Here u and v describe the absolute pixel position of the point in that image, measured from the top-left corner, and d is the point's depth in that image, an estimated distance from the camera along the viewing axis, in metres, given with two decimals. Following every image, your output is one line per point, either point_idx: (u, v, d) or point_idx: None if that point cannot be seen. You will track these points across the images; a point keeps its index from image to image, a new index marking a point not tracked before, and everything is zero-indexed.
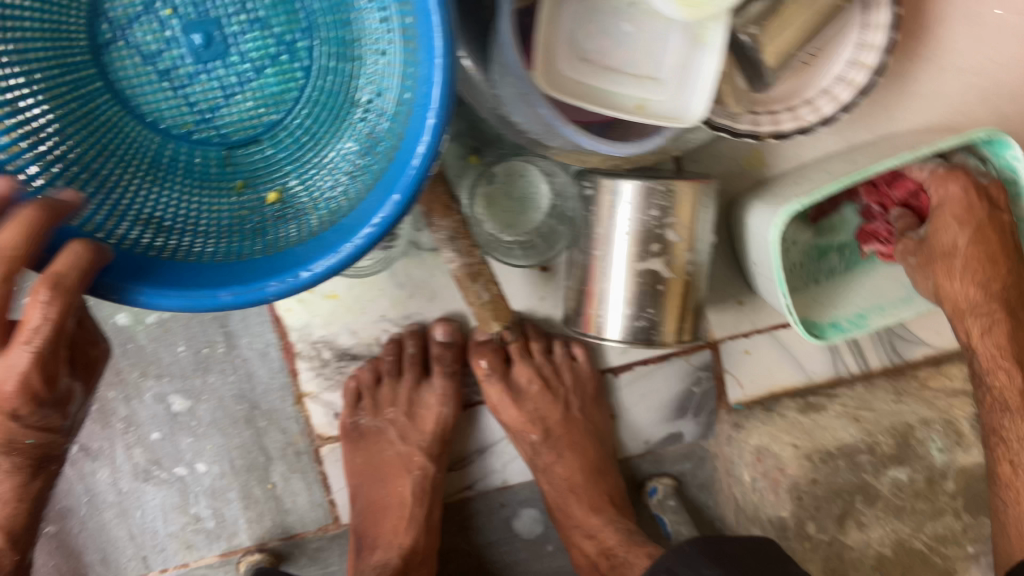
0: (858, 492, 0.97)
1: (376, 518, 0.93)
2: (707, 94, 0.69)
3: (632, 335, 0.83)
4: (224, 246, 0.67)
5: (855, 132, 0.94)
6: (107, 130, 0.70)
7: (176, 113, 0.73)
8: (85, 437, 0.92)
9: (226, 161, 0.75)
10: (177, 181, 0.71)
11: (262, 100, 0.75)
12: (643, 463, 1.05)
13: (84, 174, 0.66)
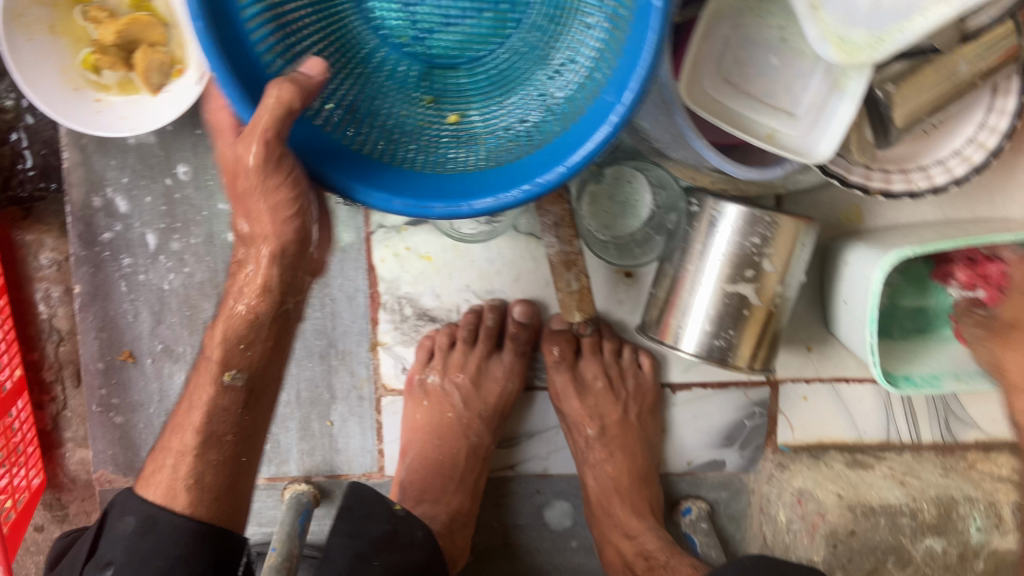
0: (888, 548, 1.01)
1: (423, 473, 0.96)
2: (838, 136, 0.71)
3: (706, 351, 0.86)
4: (399, 153, 0.67)
5: (954, 204, 0.96)
6: (334, 18, 0.69)
7: (397, 22, 0.72)
8: (171, 339, 0.98)
9: (422, 75, 0.73)
10: (374, 80, 0.71)
11: (474, 33, 0.72)
12: (682, 483, 1.06)
13: (302, 56, 0.66)
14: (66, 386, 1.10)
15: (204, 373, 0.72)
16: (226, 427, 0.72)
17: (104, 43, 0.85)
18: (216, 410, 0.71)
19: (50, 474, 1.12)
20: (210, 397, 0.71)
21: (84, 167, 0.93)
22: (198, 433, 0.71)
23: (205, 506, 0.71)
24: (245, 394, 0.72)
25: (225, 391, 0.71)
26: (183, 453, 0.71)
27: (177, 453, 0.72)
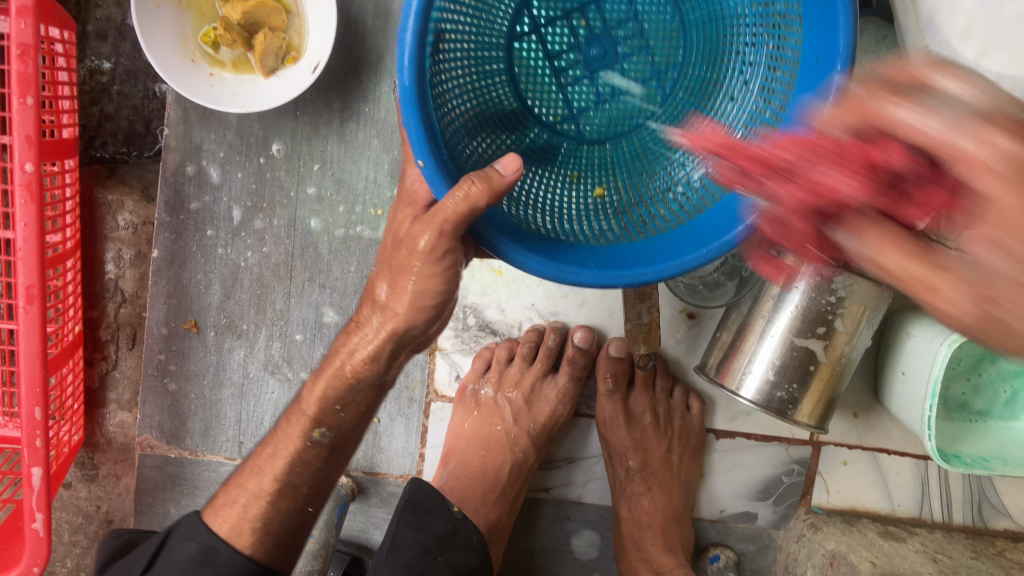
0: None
1: (464, 481, 0.95)
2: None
3: (765, 400, 0.88)
4: (559, 225, 0.67)
5: None
6: (492, 92, 0.72)
7: (553, 103, 0.76)
8: (237, 315, 1.00)
9: (571, 150, 0.75)
10: (527, 154, 0.73)
11: (621, 113, 0.76)
12: (710, 530, 1.07)
13: (466, 119, 0.67)
14: (119, 347, 1.12)
15: (295, 420, 0.75)
16: (303, 479, 0.75)
17: (229, 21, 0.88)
18: (298, 461, 0.74)
19: (87, 433, 1.12)
20: (296, 449, 0.74)
21: (183, 136, 0.95)
22: (277, 481, 0.74)
23: (263, 548, 0.74)
24: (328, 451, 0.75)
25: (311, 446, 0.74)
26: (257, 496, 0.74)
27: (250, 493, 0.75)
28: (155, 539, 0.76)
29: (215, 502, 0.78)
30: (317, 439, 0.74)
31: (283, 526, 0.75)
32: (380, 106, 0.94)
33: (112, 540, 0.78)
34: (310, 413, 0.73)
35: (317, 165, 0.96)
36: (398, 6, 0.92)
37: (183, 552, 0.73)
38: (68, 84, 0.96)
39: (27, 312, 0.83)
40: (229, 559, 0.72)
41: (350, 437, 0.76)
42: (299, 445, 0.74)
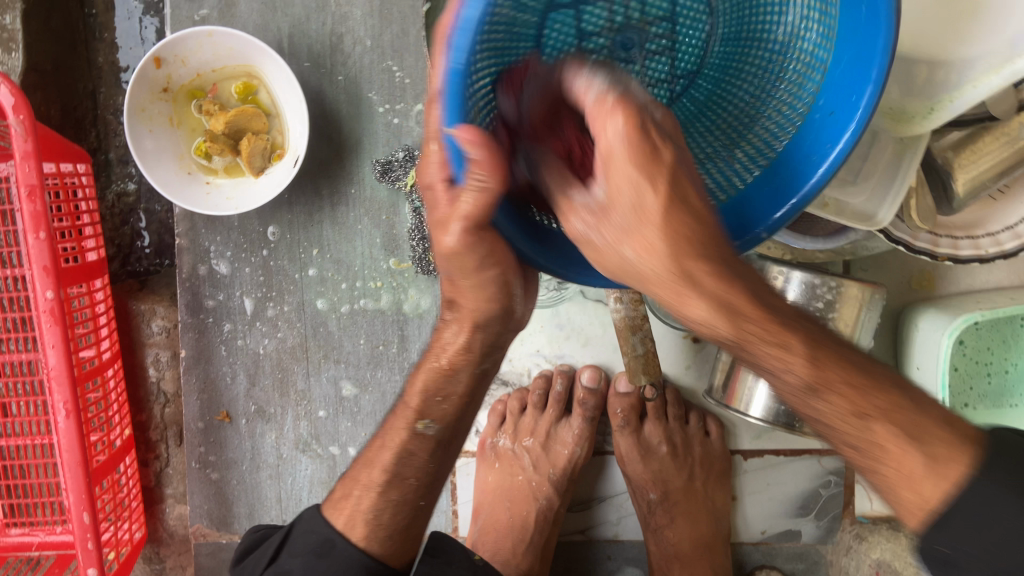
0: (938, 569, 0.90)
1: (494, 535, 0.98)
2: (897, 199, 0.72)
3: (772, 417, 0.87)
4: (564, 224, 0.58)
5: None
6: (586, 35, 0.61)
7: None
8: (264, 401, 1.06)
9: None
10: None
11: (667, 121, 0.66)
12: (755, 553, 1.05)
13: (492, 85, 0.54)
14: (169, 445, 1.19)
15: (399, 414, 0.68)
16: (411, 471, 0.68)
17: (215, 132, 0.96)
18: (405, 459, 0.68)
19: (151, 528, 1.19)
20: (403, 443, 0.67)
21: (191, 244, 1.02)
22: (385, 472, 0.69)
23: (379, 543, 0.69)
24: (434, 445, 0.68)
25: (417, 439, 0.67)
26: (368, 488, 0.69)
27: (363, 485, 0.70)
28: (280, 534, 0.74)
29: (332, 493, 0.74)
30: (422, 432, 0.67)
31: (398, 518, 0.69)
32: (365, 186, 1.00)
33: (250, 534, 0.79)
34: (414, 405, 0.67)
35: (316, 250, 1.01)
36: (368, 91, 0.98)
37: (305, 542, 0.71)
38: (88, 210, 1.05)
39: (65, 426, 0.91)
40: (346, 553, 0.68)
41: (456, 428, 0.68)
42: (407, 437, 0.67)
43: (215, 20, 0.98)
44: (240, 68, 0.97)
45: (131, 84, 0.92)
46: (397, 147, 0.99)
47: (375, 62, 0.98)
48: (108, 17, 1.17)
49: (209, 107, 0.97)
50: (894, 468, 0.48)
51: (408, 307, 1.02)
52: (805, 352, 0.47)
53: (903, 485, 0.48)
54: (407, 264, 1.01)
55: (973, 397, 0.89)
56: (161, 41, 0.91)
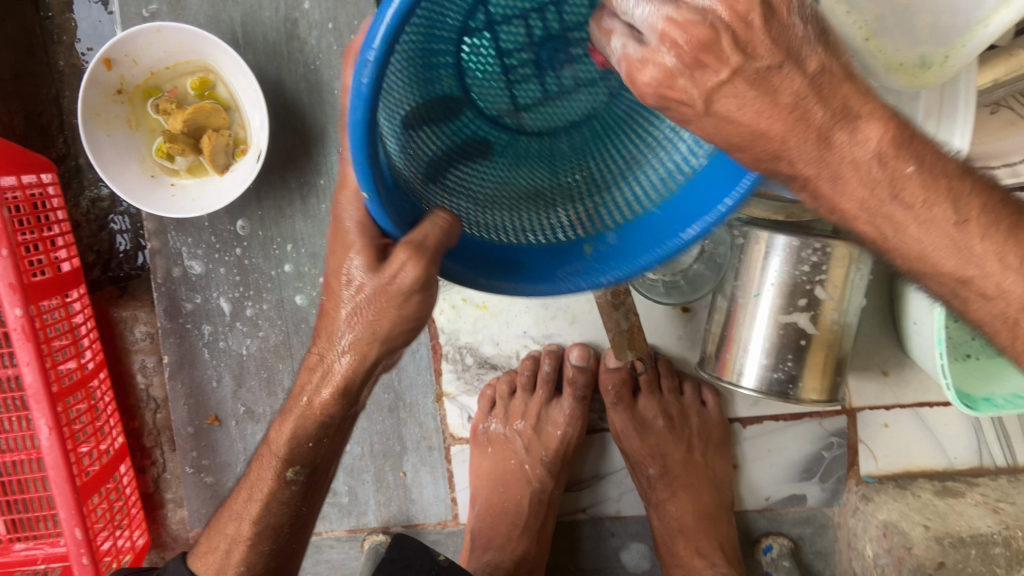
0: (964, 538, 0.88)
1: (490, 521, 0.96)
2: (969, 124, 0.69)
3: (764, 386, 0.85)
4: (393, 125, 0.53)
5: None
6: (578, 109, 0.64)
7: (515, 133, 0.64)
8: (252, 401, 1.04)
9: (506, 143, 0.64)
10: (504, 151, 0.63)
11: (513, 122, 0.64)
12: (761, 520, 1.03)
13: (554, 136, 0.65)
14: (164, 450, 1.17)
15: (266, 462, 0.67)
16: (281, 518, 0.69)
17: (174, 132, 0.92)
18: (275, 502, 0.68)
19: (153, 534, 1.18)
20: (271, 491, 0.67)
21: (163, 247, 1.00)
22: (254, 525, 0.69)
23: None
24: (304, 490, 0.67)
25: (286, 486, 0.66)
26: (236, 541, 0.70)
27: (229, 538, 0.72)
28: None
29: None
30: (291, 479, 0.66)
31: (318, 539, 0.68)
32: (335, 176, 0.97)
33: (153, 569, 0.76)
34: (280, 454, 0.64)
35: (290, 245, 0.99)
36: (329, 78, 0.95)
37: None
38: (57, 222, 1.02)
39: (49, 445, 0.90)
40: None
41: (326, 473, 0.69)
42: (275, 486, 0.67)
43: (165, 15, 0.94)
44: (195, 63, 0.93)
45: (82, 90, 0.88)
46: None
47: (335, 49, 0.94)
48: (66, 18, 1.11)
49: (166, 106, 0.93)
50: (890, 223, 0.51)
51: None
52: (915, 157, 0.48)
53: (926, 270, 0.53)
54: None
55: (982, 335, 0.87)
56: (108, 42, 0.88)
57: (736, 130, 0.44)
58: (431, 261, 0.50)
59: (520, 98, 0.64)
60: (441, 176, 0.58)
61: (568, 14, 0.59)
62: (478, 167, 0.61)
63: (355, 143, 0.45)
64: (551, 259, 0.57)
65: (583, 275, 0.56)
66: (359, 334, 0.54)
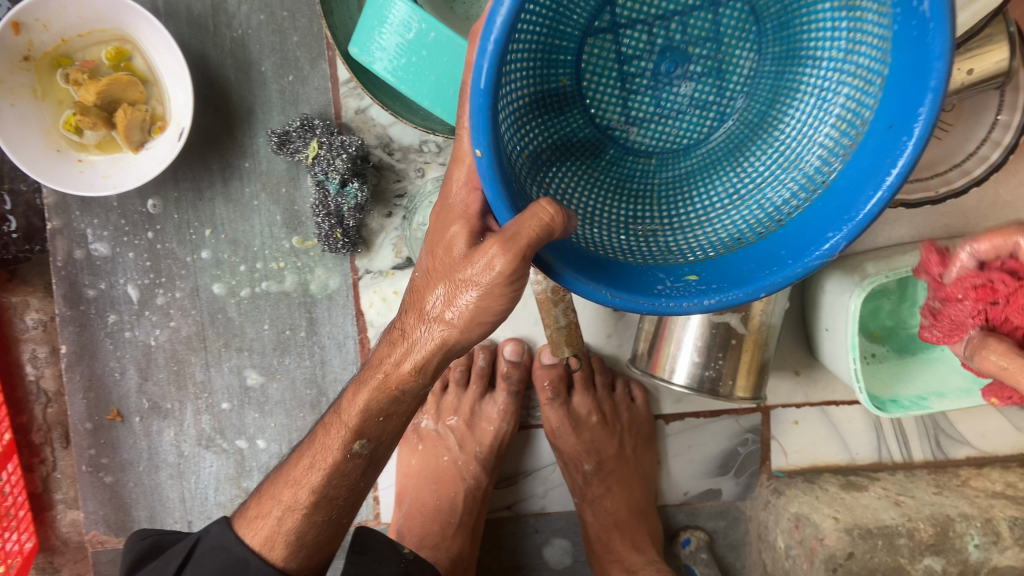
0: (873, 530, 0.93)
1: (420, 520, 0.93)
2: None
3: (694, 382, 0.87)
4: (522, 122, 0.58)
5: (933, 215, 0.98)
6: (719, 147, 0.65)
7: (647, 150, 0.66)
8: (159, 396, 0.98)
9: (632, 164, 0.65)
10: (630, 173, 0.65)
11: (652, 139, 0.66)
12: (679, 514, 1.06)
13: (686, 156, 0.66)
14: (54, 448, 1.08)
15: (332, 431, 0.65)
16: (340, 491, 0.66)
17: (86, 104, 0.86)
18: (337, 474, 0.65)
19: (41, 538, 1.09)
20: (335, 462, 0.64)
21: (65, 227, 0.92)
22: (313, 493, 0.66)
23: (296, 561, 0.68)
24: (367, 464, 0.65)
25: (349, 460, 0.64)
26: (292, 509, 0.66)
27: (285, 504, 0.67)
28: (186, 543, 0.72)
29: (245, 508, 0.71)
30: (357, 453, 0.64)
31: (308, 535, 0.67)
32: (261, 159, 0.92)
33: (140, 542, 0.76)
34: (351, 424, 0.63)
35: (209, 230, 0.93)
36: (258, 55, 0.90)
37: (212, 562, 0.68)
38: None
39: None
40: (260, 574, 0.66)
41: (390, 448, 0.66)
42: (338, 459, 0.64)
43: None
44: (110, 32, 0.87)
45: None
46: (294, 116, 0.91)
47: (265, 24, 0.89)
48: None
49: (76, 75, 0.86)
50: None
51: (315, 287, 0.95)
52: None
53: None
54: (312, 242, 0.94)
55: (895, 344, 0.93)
56: (18, 3, 0.80)
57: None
58: (522, 255, 0.49)
59: (632, 110, 0.65)
60: (541, 173, 0.60)
61: (688, 35, 0.63)
62: (578, 175, 0.63)
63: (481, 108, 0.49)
64: (639, 277, 0.57)
65: (682, 295, 0.56)
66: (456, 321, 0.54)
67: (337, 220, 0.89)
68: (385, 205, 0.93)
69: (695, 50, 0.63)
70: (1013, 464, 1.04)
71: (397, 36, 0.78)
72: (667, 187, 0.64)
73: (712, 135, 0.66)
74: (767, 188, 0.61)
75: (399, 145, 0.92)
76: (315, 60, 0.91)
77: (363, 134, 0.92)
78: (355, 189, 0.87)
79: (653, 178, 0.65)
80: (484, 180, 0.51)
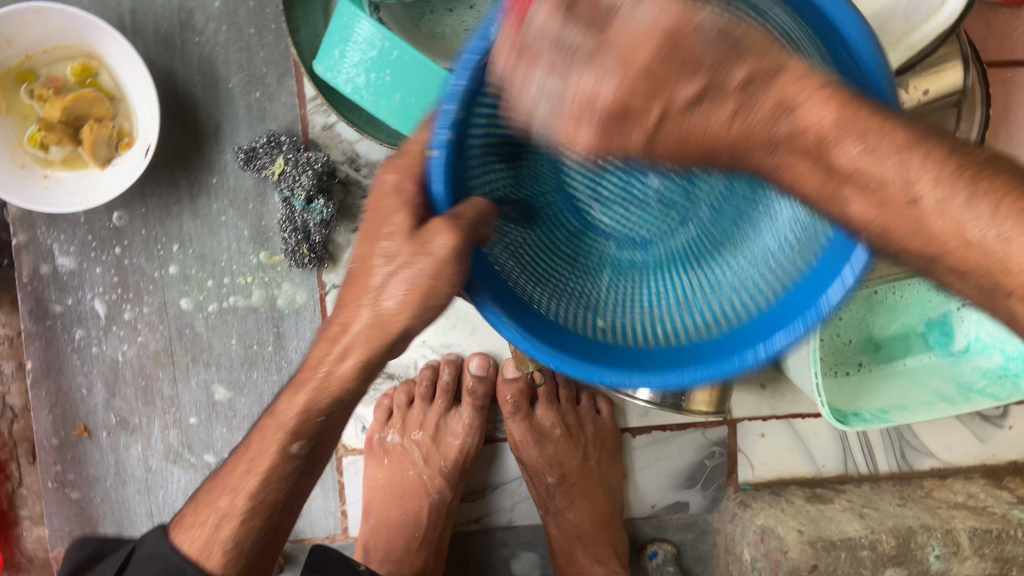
0: (840, 543, 0.93)
1: (386, 533, 0.94)
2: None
3: (656, 396, 0.88)
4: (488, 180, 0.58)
5: None
6: (672, 294, 0.62)
7: (619, 253, 0.67)
8: (126, 411, 0.98)
9: (578, 253, 0.66)
10: (580, 264, 0.65)
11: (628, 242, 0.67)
12: (647, 527, 1.06)
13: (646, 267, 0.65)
14: (20, 464, 1.07)
15: (268, 433, 0.64)
16: (280, 494, 0.66)
17: (50, 120, 0.86)
18: (274, 477, 0.64)
19: (5, 555, 1.08)
20: (271, 465, 0.64)
21: (32, 243, 0.93)
22: (250, 499, 0.65)
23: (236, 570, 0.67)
24: (306, 463, 0.65)
25: (287, 461, 0.63)
26: (228, 515, 0.66)
27: (221, 512, 0.67)
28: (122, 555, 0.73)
29: (180, 516, 0.71)
30: (295, 454, 0.63)
31: (259, 543, 0.67)
32: (228, 175, 0.93)
33: (78, 552, 0.77)
34: (285, 425, 0.62)
35: (177, 246, 0.94)
36: (225, 72, 0.91)
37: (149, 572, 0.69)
38: None
39: None
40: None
41: (331, 444, 0.66)
42: (275, 461, 0.63)
43: None
44: (76, 48, 0.87)
45: None
46: (260, 132, 0.92)
47: (232, 41, 0.90)
48: None
49: (41, 91, 0.86)
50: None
51: (282, 302, 0.95)
52: None
53: None
54: (279, 257, 0.94)
55: (868, 357, 0.99)
56: None
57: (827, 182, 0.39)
58: None
59: (600, 191, 0.66)
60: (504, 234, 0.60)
61: (659, 258, 0.65)
62: (511, 246, 0.61)
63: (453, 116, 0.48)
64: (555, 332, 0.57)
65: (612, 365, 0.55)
66: (404, 301, 0.52)
67: (303, 236, 0.89)
68: (351, 220, 0.94)
69: (680, 198, 0.65)
70: (974, 476, 1.05)
71: (358, 55, 0.80)
72: (612, 286, 0.64)
73: (691, 277, 0.62)
74: (675, 314, 0.60)
75: (365, 161, 0.93)
76: (283, 76, 0.91)
77: (330, 150, 0.93)
78: (321, 205, 0.88)
79: (588, 286, 0.64)
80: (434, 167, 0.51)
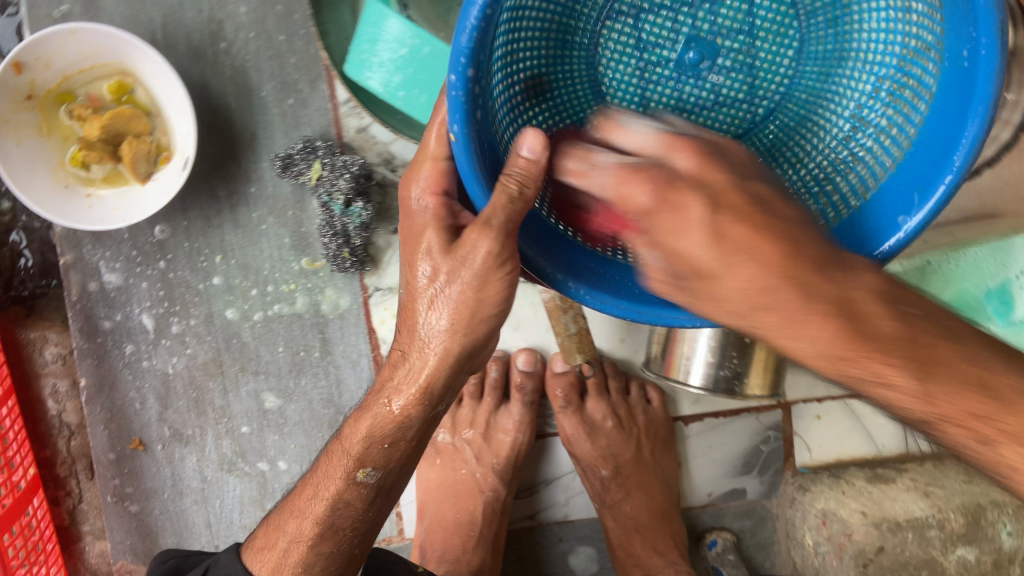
0: (907, 525, 0.92)
1: (442, 533, 0.94)
2: None
3: (708, 382, 0.86)
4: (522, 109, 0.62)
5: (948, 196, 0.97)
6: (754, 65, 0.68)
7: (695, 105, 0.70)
8: (179, 423, 0.99)
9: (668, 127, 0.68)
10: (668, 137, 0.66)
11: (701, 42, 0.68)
12: (704, 516, 1.05)
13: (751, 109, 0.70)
14: (80, 479, 1.09)
15: (334, 460, 0.65)
16: (347, 521, 0.65)
17: (90, 139, 0.87)
18: (342, 507, 0.64)
19: (71, 570, 1.10)
20: (336, 491, 0.64)
21: (78, 261, 0.93)
22: (317, 524, 0.65)
23: None
24: (374, 493, 0.65)
25: (355, 488, 0.64)
26: (297, 539, 0.65)
27: (289, 535, 0.66)
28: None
29: (251, 539, 0.70)
30: (362, 482, 0.64)
31: (330, 570, 0.66)
32: (266, 183, 0.93)
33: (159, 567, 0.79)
34: (352, 452, 0.64)
35: (220, 257, 0.94)
36: (257, 81, 0.91)
37: None
38: None
39: None
40: None
41: (398, 476, 0.66)
42: (341, 487, 0.64)
43: (78, 16, 0.89)
44: (112, 66, 0.88)
45: None
46: (295, 138, 0.92)
47: (263, 49, 0.91)
48: None
49: (79, 111, 0.87)
50: None
51: (326, 307, 0.95)
52: None
53: None
54: (321, 263, 0.94)
55: None
56: (17, 44, 0.81)
57: (755, 306, 0.46)
58: None
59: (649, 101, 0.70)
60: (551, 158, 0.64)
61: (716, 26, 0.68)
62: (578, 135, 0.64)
63: (460, 99, 0.50)
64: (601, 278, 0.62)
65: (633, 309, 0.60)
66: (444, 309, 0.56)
67: (344, 239, 0.90)
68: (391, 222, 0.92)
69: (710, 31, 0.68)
70: None
71: (394, 53, 0.79)
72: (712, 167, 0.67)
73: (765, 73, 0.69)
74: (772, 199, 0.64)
75: (401, 162, 0.93)
76: (314, 81, 0.91)
77: (365, 153, 0.92)
78: (360, 208, 0.88)
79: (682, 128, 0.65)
80: (462, 169, 0.53)
